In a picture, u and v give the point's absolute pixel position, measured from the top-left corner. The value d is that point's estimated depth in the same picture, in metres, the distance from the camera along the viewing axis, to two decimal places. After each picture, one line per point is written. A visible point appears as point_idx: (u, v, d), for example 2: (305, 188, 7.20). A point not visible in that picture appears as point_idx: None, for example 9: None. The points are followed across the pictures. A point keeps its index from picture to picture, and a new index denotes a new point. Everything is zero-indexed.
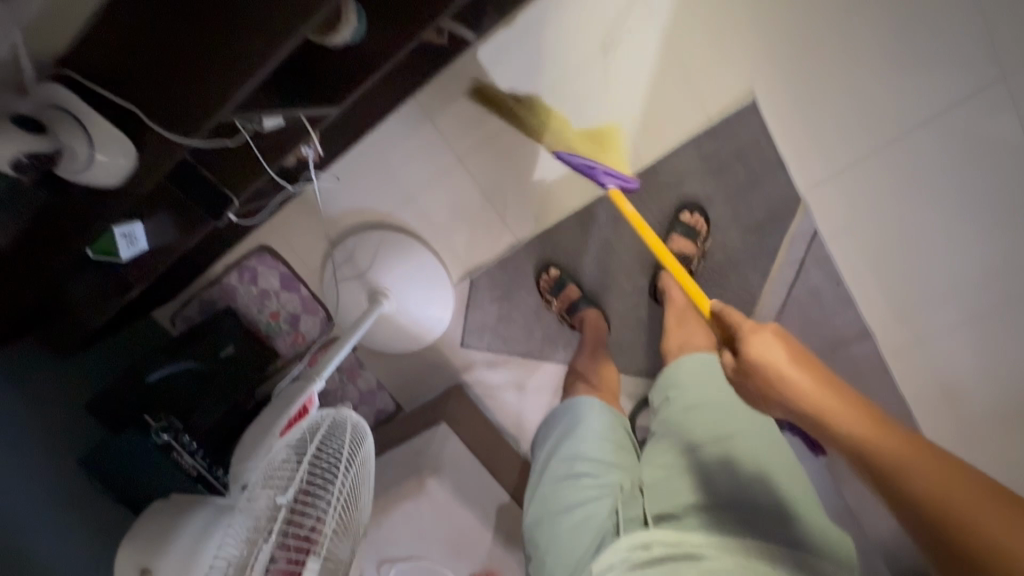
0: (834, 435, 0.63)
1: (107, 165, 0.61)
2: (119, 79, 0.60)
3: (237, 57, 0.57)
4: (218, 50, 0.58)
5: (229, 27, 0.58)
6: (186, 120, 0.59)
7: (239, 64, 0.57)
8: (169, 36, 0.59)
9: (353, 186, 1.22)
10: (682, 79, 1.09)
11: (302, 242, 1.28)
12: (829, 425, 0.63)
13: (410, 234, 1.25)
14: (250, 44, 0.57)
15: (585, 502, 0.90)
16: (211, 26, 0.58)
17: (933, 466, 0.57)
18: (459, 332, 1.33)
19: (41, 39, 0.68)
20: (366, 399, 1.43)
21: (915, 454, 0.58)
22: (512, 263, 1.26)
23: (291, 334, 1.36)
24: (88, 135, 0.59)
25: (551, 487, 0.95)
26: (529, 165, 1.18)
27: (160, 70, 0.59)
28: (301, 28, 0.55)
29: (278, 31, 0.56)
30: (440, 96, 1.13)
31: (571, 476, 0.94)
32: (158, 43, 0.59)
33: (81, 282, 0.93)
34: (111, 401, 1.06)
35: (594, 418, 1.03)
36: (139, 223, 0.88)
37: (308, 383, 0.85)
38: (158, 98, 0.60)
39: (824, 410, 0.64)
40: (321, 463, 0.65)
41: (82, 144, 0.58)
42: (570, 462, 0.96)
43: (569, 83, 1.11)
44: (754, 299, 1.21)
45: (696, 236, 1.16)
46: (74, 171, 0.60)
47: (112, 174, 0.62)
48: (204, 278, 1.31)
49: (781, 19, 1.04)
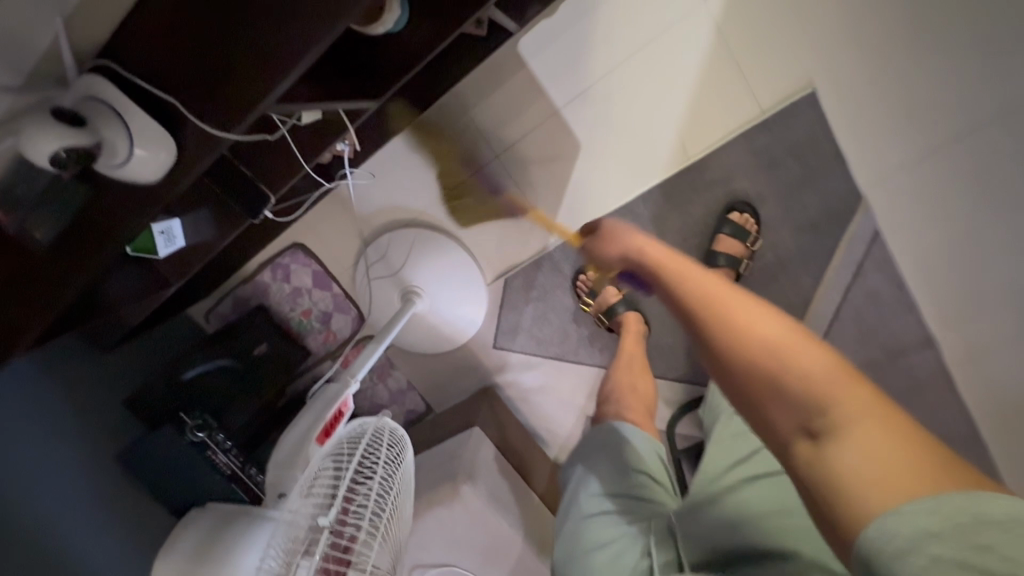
0: (786, 367, 0.46)
1: (146, 158, 0.58)
2: (159, 70, 0.58)
3: (283, 46, 0.54)
4: (263, 38, 0.55)
5: (274, 13, 0.54)
6: (228, 113, 0.56)
7: (285, 54, 0.54)
8: (211, 25, 0.56)
9: (386, 183, 1.19)
10: (733, 72, 1.02)
11: (335, 240, 1.26)
12: (775, 356, 0.46)
13: (443, 232, 1.22)
14: (296, 32, 0.54)
15: (620, 536, 0.86)
16: (255, 13, 0.55)
17: (843, 385, 0.44)
18: (491, 333, 1.30)
19: (84, 32, 0.67)
20: (396, 399, 1.41)
21: (833, 374, 0.45)
22: (548, 263, 1.22)
23: (322, 332, 1.35)
24: (126, 125, 0.56)
25: (585, 518, 0.91)
26: (568, 160, 1.11)
27: (202, 61, 0.57)
28: (349, 14, 0.52)
29: (326, 18, 0.53)
30: (477, 90, 1.09)
31: (607, 508, 0.90)
32: (201, 32, 0.57)
33: (120, 279, 0.92)
34: (148, 396, 1.07)
35: (628, 448, 0.97)
36: (177, 219, 0.88)
37: (344, 385, 0.82)
38: (199, 90, 0.57)
39: (751, 332, 0.48)
40: (361, 478, 0.61)
41: (120, 136, 0.56)
42: (605, 496, 0.92)
43: (612, 75, 1.04)
44: (805, 303, 1.14)
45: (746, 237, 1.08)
46: (114, 165, 0.58)
47: (151, 167, 0.59)
48: (237, 275, 1.32)
49: (841, 6, 0.97)
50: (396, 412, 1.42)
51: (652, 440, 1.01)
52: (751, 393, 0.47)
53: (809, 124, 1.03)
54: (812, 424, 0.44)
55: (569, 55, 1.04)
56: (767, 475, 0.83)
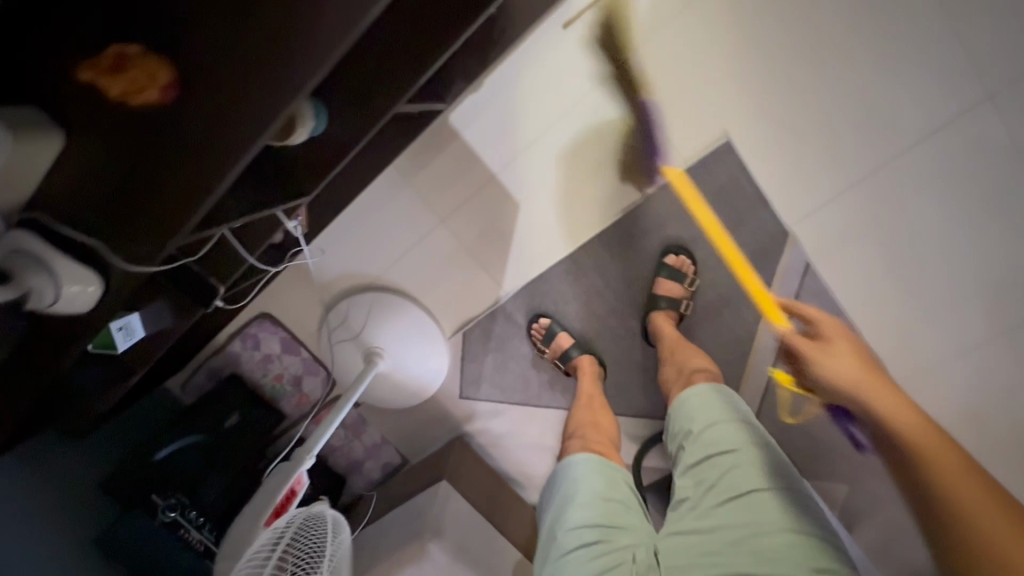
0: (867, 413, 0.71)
1: (76, 293, 0.59)
2: (74, 204, 0.58)
3: (199, 168, 0.55)
4: (178, 162, 0.56)
5: (187, 136, 0.55)
6: (154, 237, 0.58)
7: (203, 174, 0.55)
8: (124, 153, 0.57)
9: (342, 251, 1.25)
10: (650, 128, 1.09)
11: (298, 307, 1.32)
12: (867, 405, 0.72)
13: (401, 293, 1.27)
14: (211, 153, 0.55)
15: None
16: (169, 137, 0.56)
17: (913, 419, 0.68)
18: (457, 384, 1.34)
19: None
20: (371, 453, 1.45)
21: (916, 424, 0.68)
22: (503, 314, 1.26)
23: (295, 395, 1.39)
24: (48, 270, 0.57)
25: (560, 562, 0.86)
26: (511, 218, 1.18)
27: (121, 190, 0.57)
28: (263, 132, 0.53)
29: (239, 137, 0.53)
30: (418, 160, 1.15)
31: (582, 548, 0.86)
32: (114, 161, 0.57)
33: (88, 373, 0.98)
34: (123, 479, 1.12)
35: (595, 476, 0.96)
36: (136, 313, 0.91)
37: (296, 462, 0.87)
38: (121, 218, 0.58)
39: (869, 394, 0.72)
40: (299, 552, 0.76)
41: (44, 282, 0.57)
42: (579, 532, 0.88)
43: (538, 140, 1.12)
44: (750, 335, 1.19)
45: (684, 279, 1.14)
46: (48, 306, 0.59)
47: (85, 301, 0.61)
48: (209, 347, 1.36)
49: (748, 60, 1.03)
50: (373, 466, 1.46)
51: (617, 468, 0.99)
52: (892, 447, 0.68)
53: (731, 170, 1.08)
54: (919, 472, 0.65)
55: (498, 124, 1.11)
56: (729, 500, 0.83)
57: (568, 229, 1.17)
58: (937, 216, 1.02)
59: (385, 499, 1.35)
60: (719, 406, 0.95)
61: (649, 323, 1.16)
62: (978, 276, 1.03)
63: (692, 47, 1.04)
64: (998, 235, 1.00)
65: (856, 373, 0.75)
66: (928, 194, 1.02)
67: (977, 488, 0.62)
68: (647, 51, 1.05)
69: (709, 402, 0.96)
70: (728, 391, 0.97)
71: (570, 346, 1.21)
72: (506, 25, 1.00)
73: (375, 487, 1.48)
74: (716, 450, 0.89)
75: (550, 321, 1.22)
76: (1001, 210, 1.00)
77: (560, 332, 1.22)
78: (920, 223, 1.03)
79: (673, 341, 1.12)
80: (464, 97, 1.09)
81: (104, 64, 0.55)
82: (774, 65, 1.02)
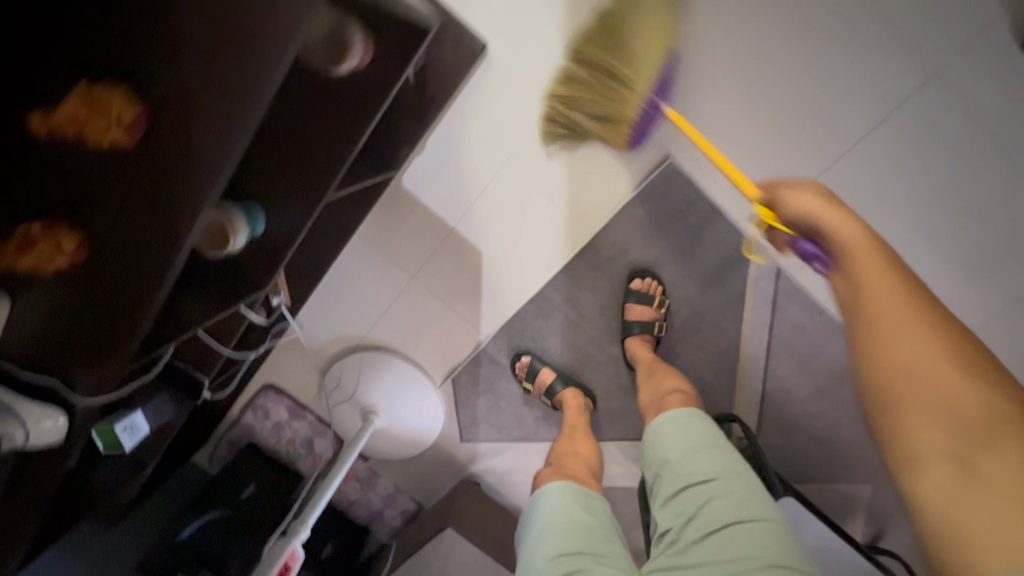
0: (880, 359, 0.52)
1: (44, 431, 0.68)
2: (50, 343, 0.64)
3: (144, 279, 0.59)
4: (124, 278, 0.59)
5: (124, 255, 0.58)
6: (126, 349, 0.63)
7: (150, 283, 0.59)
8: (73, 286, 0.60)
9: (326, 318, 1.31)
10: (594, 163, 1.08)
11: (297, 374, 1.39)
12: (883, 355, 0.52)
13: (387, 350, 1.32)
14: (150, 264, 0.58)
15: None
16: (107, 261, 0.59)
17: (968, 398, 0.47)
18: (455, 429, 1.37)
19: None
20: (389, 502, 1.50)
21: (949, 387, 0.48)
22: (486, 357, 1.28)
23: (309, 456, 1.46)
24: (17, 418, 0.66)
25: None
26: (476, 266, 1.20)
27: (86, 318, 0.62)
28: (188, 233, 0.55)
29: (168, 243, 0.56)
30: (379, 224, 1.19)
31: None
32: (67, 296, 0.61)
33: (105, 470, 1.06)
34: (154, 562, 1.23)
35: (569, 505, 0.86)
36: (137, 412, 0.95)
37: (290, 536, 0.92)
38: (94, 342, 0.64)
39: (888, 324, 0.52)
40: None
41: (14, 428, 0.65)
42: (557, 563, 0.79)
43: (488, 191, 1.13)
44: (734, 346, 1.17)
45: (654, 301, 1.13)
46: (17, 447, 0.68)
47: (52, 435, 0.70)
48: (225, 421, 1.45)
49: (680, 78, 0.99)
50: (393, 514, 1.51)
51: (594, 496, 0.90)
52: (881, 393, 0.52)
53: (681, 188, 1.07)
54: (971, 456, 0.46)
55: (447, 182, 1.13)
56: (716, 532, 0.73)
57: (533, 270, 1.18)
58: (901, 200, 0.98)
59: (405, 547, 1.40)
60: (694, 434, 0.85)
61: (626, 349, 1.16)
62: (952, 257, 1.00)
63: None
64: (970, 214, 0.96)
65: (899, 318, 0.52)
66: (893, 185, 0.97)
67: (950, 407, 0.48)
68: None
69: (684, 430, 0.87)
70: (702, 415, 0.89)
71: (554, 380, 1.22)
72: (431, 89, 1.03)
73: (398, 533, 1.54)
74: (696, 479, 0.80)
75: (530, 358, 1.24)
76: (973, 190, 0.95)
77: (542, 367, 1.23)
78: (887, 210, 0.99)
79: (648, 364, 1.10)
80: (409, 162, 1.12)
81: (13, 243, 0.57)
82: (707, 78, 0.99)
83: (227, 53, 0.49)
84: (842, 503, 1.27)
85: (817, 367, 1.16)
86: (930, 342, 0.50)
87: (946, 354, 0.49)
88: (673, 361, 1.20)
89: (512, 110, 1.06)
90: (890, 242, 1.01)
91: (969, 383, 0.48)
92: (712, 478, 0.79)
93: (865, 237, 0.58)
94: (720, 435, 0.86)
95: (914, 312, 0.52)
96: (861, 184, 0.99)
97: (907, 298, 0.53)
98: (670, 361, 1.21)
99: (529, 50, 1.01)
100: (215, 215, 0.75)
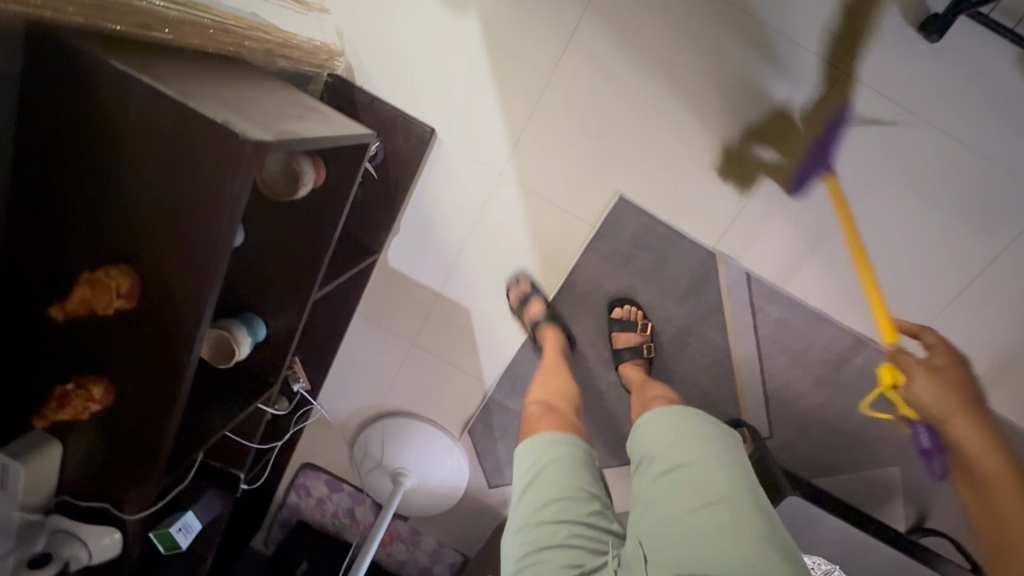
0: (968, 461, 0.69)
1: (103, 546, 0.84)
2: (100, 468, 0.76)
3: (161, 402, 0.68)
4: (146, 405, 0.69)
5: (141, 387, 0.68)
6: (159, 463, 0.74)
7: (167, 405, 0.68)
8: (107, 423, 0.71)
9: (345, 393, 1.41)
10: (552, 212, 1.16)
11: (330, 449, 1.49)
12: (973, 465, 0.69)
13: (405, 413, 1.40)
14: (164, 388, 0.68)
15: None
16: (129, 394, 0.69)
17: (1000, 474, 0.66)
18: (482, 476, 1.43)
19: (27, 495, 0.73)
20: (436, 556, 1.57)
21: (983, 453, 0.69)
22: (496, 404, 1.35)
23: (353, 523, 1.55)
24: (82, 540, 0.81)
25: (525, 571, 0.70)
26: (468, 322, 1.29)
27: (123, 444, 0.73)
28: (187, 355, 0.65)
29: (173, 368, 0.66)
30: (374, 301, 1.30)
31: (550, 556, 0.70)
32: (104, 431, 0.72)
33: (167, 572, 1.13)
34: None
35: (560, 471, 0.78)
36: (188, 513, 1.06)
37: None
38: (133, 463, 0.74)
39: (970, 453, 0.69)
40: None
41: (81, 548, 0.81)
42: (545, 535, 0.72)
43: (465, 254, 1.22)
44: (725, 353, 1.20)
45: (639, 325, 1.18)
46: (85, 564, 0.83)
47: (110, 548, 0.85)
48: (273, 503, 1.56)
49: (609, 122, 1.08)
50: (442, 567, 1.57)
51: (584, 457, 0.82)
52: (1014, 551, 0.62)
53: (637, 217, 1.13)
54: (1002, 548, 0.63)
55: (427, 253, 1.24)
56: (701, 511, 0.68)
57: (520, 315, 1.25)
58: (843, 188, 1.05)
59: None
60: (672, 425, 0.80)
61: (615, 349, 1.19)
62: (906, 232, 1.05)
63: (555, 130, 1.10)
64: (910, 191, 1.02)
65: (977, 453, 0.69)
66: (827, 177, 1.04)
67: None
68: (521, 148, 1.12)
69: (664, 424, 0.81)
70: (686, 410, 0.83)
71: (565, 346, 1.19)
72: (394, 175, 1.16)
73: None
74: (683, 461, 0.75)
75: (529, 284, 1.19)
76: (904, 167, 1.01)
77: (536, 296, 1.19)
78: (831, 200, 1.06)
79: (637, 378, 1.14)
80: (388, 242, 1.23)
81: (52, 405, 0.69)
82: (637, 116, 1.06)
83: (170, 216, 0.56)
84: (874, 486, 1.26)
85: (813, 358, 1.18)
86: (986, 456, 0.68)
87: (998, 459, 0.67)
88: (670, 376, 1.25)
89: (468, 181, 1.16)
90: (845, 226, 1.06)
91: (1000, 464, 0.67)
92: (694, 467, 0.74)
93: (970, 427, 0.70)
94: (716, 430, 0.80)
95: (987, 451, 0.68)
96: (799, 182, 1.05)
97: (973, 419, 0.71)
98: (668, 377, 1.25)
99: (471, 128, 1.11)
100: (221, 332, 0.86)
